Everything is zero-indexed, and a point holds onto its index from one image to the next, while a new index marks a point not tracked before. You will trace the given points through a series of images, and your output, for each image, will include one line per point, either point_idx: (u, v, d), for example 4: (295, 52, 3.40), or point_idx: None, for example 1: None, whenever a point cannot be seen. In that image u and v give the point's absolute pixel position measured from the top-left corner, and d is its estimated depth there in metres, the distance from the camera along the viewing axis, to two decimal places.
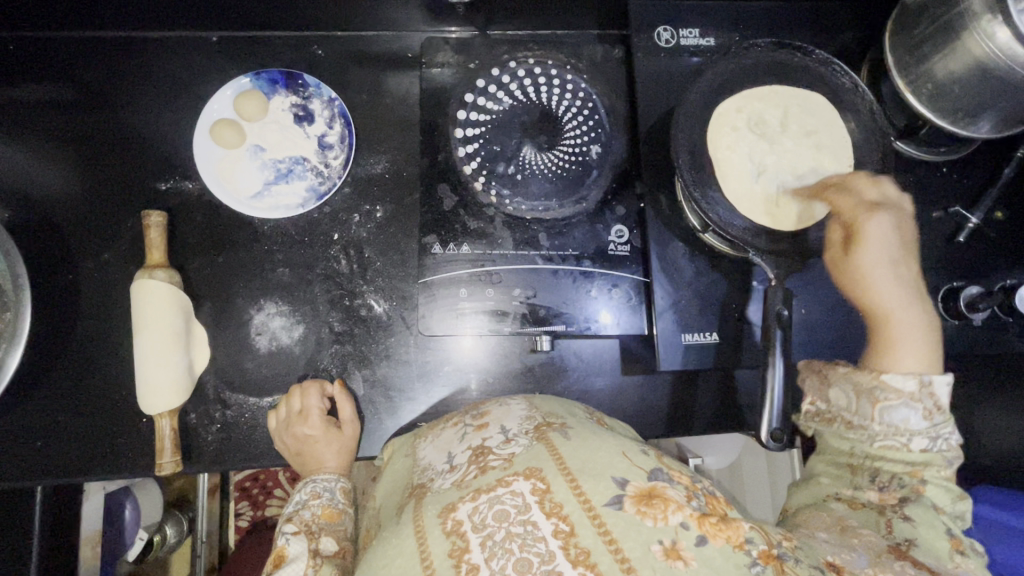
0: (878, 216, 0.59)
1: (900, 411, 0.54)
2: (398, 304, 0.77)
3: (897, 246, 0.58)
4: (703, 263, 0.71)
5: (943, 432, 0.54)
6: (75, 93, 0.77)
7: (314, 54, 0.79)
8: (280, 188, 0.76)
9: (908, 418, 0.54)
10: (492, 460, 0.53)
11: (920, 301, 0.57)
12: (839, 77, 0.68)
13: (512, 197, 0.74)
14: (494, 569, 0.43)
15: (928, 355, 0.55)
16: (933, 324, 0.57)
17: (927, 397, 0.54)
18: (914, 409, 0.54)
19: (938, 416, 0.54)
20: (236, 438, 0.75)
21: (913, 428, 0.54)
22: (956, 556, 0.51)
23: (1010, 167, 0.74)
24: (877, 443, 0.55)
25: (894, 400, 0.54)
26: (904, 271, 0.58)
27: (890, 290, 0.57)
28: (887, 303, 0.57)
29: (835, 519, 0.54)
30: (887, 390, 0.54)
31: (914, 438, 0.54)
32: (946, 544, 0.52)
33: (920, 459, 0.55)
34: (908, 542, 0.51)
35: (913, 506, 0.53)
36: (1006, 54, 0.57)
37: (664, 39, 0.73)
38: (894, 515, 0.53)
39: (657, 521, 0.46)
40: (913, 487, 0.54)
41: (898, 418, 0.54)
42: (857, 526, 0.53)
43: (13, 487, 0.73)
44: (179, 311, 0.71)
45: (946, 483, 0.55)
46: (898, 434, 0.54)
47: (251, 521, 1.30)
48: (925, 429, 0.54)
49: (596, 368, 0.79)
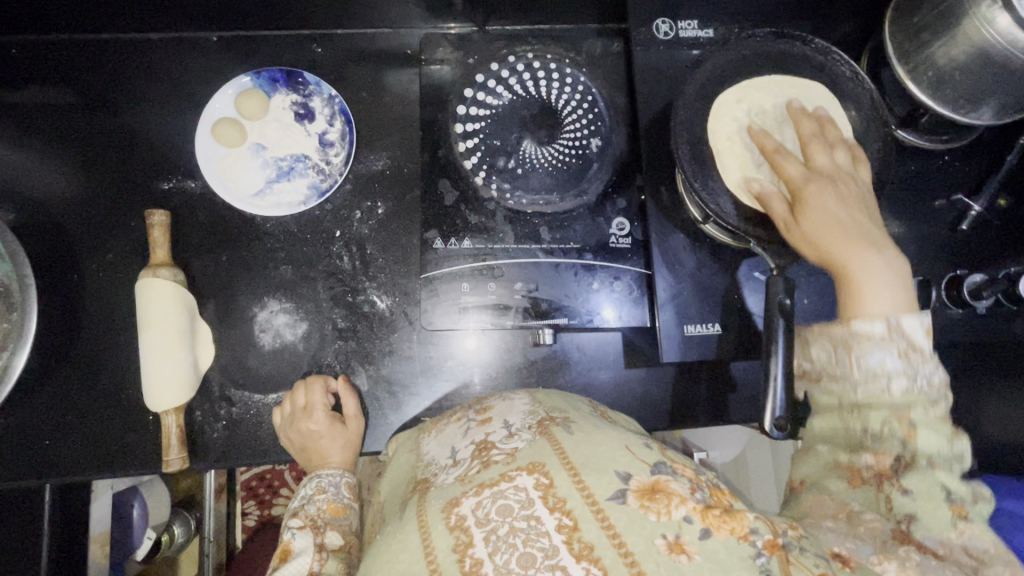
0: (816, 184, 0.57)
1: (874, 354, 0.51)
2: (401, 299, 0.77)
3: (843, 207, 0.57)
4: (705, 254, 0.71)
5: (922, 370, 0.51)
6: (77, 95, 0.77)
7: (314, 53, 0.79)
8: (282, 186, 0.76)
9: (884, 360, 0.51)
10: (496, 455, 0.53)
11: (877, 249, 0.54)
12: (839, 66, 0.67)
13: (512, 191, 0.74)
14: (497, 564, 0.43)
15: (895, 296, 0.52)
16: (895, 265, 0.53)
17: (899, 337, 0.51)
18: (888, 351, 0.51)
19: (914, 355, 0.51)
20: (242, 435, 0.76)
21: (891, 371, 0.51)
22: (959, 523, 0.49)
23: (1012, 155, 0.72)
24: (861, 392, 0.52)
25: (867, 345, 0.51)
26: (855, 226, 0.56)
27: (845, 248, 0.54)
28: (845, 259, 0.54)
29: (839, 505, 0.51)
30: (858, 336, 0.51)
31: (894, 381, 0.51)
32: (949, 513, 0.49)
33: (904, 402, 0.51)
34: (908, 519, 0.49)
35: (910, 476, 0.50)
36: (1006, 40, 0.57)
37: (663, 31, 0.73)
38: (892, 489, 0.50)
39: (660, 515, 0.46)
40: (906, 433, 0.50)
41: (875, 362, 0.51)
42: (860, 510, 0.51)
43: (23, 485, 0.74)
44: (184, 308, 0.72)
45: (936, 423, 0.50)
46: (878, 378, 0.51)
47: (258, 521, 1.32)
48: (902, 369, 0.50)
49: (600, 361, 0.79)
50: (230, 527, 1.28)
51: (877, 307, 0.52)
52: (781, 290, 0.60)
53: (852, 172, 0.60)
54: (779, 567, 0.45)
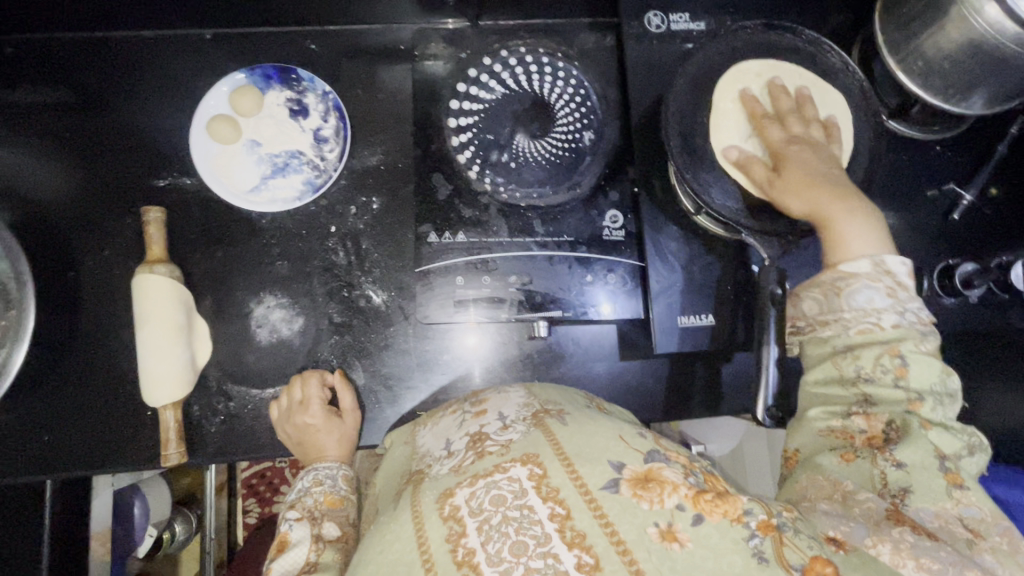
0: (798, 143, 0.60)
1: (863, 292, 0.53)
2: (396, 294, 0.78)
3: (822, 157, 0.60)
4: (698, 246, 0.72)
5: (909, 307, 0.54)
6: (72, 94, 0.78)
7: (308, 49, 0.80)
8: (277, 182, 0.76)
9: (873, 298, 0.53)
10: (490, 446, 0.53)
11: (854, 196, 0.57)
12: (829, 56, 0.68)
13: (507, 184, 0.74)
14: (489, 553, 0.44)
15: (875, 238, 0.55)
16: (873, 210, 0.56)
17: (884, 275, 0.53)
18: (876, 288, 0.53)
19: (900, 292, 0.54)
20: (240, 429, 0.76)
21: (880, 307, 0.53)
22: (953, 492, 0.49)
23: (1003, 145, 0.73)
24: (853, 330, 0.53)
25: (855, 284, 0.53)
26: (836, 176, 0.59)
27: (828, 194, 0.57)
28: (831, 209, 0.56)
29: (835, 485, 0.51)
30: (847, 278, 0.54)
31: (883, 317, 0.53)
32: (943, 482, 0.50)
33: (894, 336, 0.53)
34: (903, 492, 0.49)
35: (903, 449, 0.50)
36: (995, 29, 0.57)
37: (654, 24, 0.73)
38: (886, 463, 0.50)
39: (652, 504, 0.46)
40: (897, 370, 0.52)
41: (863, 300, 0.53)
42: (855, 490, 0.50)
43: (22, 482, 0.74)
44: (181, 304, 0.72)
45: (926, 356, 0.53)
46: (869, 316, 0.53)
47: (259, 517, 1.33)
48: (891, 305, 0.53)
49: (595, 353, 0.80)
50: (231, 524, 1.28)
51: (859, 249, 0.55)
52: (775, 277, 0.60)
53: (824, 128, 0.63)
54: (774, 548, 0.44)
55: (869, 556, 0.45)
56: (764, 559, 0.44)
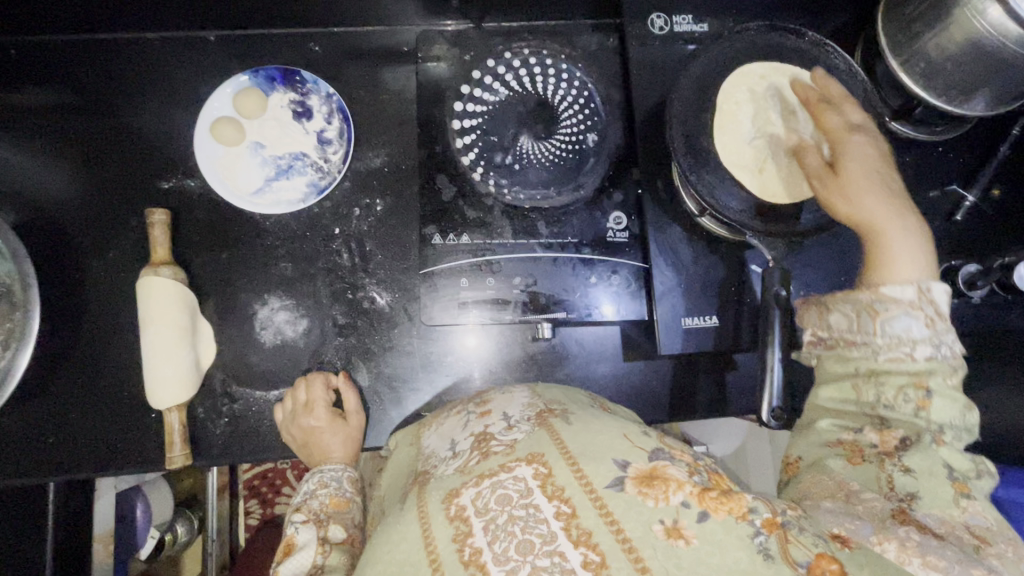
0: (858, 139, 0.59)
1: (901, 320, 0.52)
2: (400, 295, 0.78)
3: (882, 160, 0.59)
4: (701, 247, 0.72)
5: (945, 339, 0.53)
6: (76, 96, 0.78)
7: (312, 51, 0.80)
8: (281, 183, 0.76)
9: (910, 326, 0.52)
10: (495, 446, 0.54)
11: (907, 210, 0.57)
12: (833, 58, 0.68)
13: (510, 186, 0.74)
14: (496, 552, 0.44)
15: (920, 263, 0.54)
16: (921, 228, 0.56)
17: (927, 304, 0.53)
18: (916, 317, 0.52)
19: (940, 324, 0.53)
20: (244, 431, 0.76)
21: (916, 337, 0.52)
22: (961, 500, 0.50)
23: (1005, 145, 0.74)
24: (883, 356, 0.53)
25: (894, 310, 0.53)
26: (891, 183, 0.58)
27: (881, 204, 0.56)
28: (882, 218, 0.56)
29: (838, 485, 0.52)
30: (886, 301, 0.53)
31: (917, 348, 0.52)
32: (951, 490, 0.50)
33: (925, 368, 0.52)
34: (911, 497, 0.49)
35: (912, 455, 0.51)
36: (998, 31, 0.58)
37: (658, 26, 0.74)
38: (894, 468, 0.51)
39: (658, 501, 0.46)
40: (920, 400, 0.52)
41: (900, 328, 0.52)
42: (859, 490, 0.51)
43: (26, 484, 0.74)
44: (185, 306, 0.72)
45: (952, 392, 0.52)
46: (903, 344, 0.52)
47: (261, 519, 1.33)
48: (927, 337, 0.52)
49: (599, 354, 0.80)
50: (233, 525, 1.28)
51: (904, 276, 0.54)
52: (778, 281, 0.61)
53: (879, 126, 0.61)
54: (778, 546, 0.44)
55: (873, 552, 0.45)
56: (769, 556, 0.44)
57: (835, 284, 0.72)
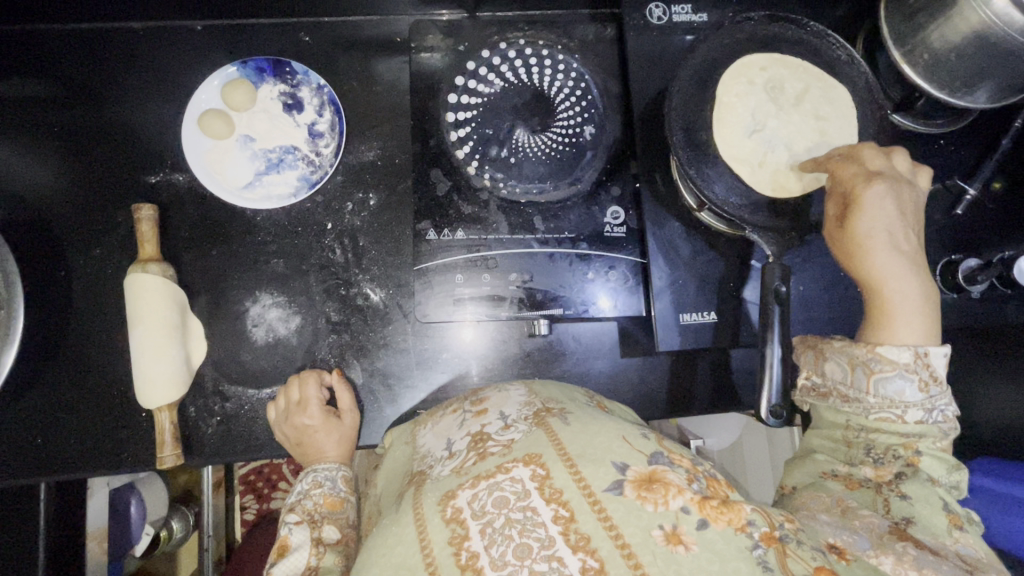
0: (880, 187, 0.56)
1: (896, 382, 0.55)
2: (395, 291, 0.77)
3: (898, 218, 0.56)
4: (700, 243, 0.71)
5: (938, 404, 0.55)
6: (59, 86, 0.76)
7: (301, 41, 0.78)
8: (271, 178, 0.75)
9: (903, 389, 0.55)
10: (491, 446, 0.52)
11: (917, 271, 0.56)
12: (834, 49, 0.67)
13: (506, 179, 0.73)
14: (494, 557, 0.43)
15: (921, 329, 0.55)
16: (930, 287, 0.56)
17: (923, 367, 0.54)
18: (910, 381, 0.54)
19: (934, 388, 0.55)
20: (237, 429, 0.75)
21: (908, 400, 0.55)
22: (954, 531, 0.51)
23: (1008, 137, 0.73)
24: (872, 415, 0.56)
25: (889, 372, 0.54)
26: (902, 242, 0.56)
27: (886, 268, 0.56)
28: (882, 281, 0.56)
29: (835, 501, 0.54)
30: (882, 362, 0.55)
31: (909, 411, 0.55)
32: (945, 520, 0.52)
33: (915, 432, 0.55)
34: (907, 520, 0.51)
35: (910, 483, 0.54)
36: (1003, 21, 0.56)
37: (656, 15, 0.72)
38: (890, 493, 0.54)
39: (657, 505, 0.46)
40: (909, 459, 0.55)
41: (893, 390, 0.55)
42: (857, 506, 0.53)
43: (16, 485, 0.73)
44: (174, 303, 0.71)
45: (941, 453, 0.56)
46: (893, 406, 0.55)
47: (257, 514, 1.32)
48: (920, 401, 0.55)
49: (596, 351, 0.79)
50: (230, 520, 1.27)
51: (900, 336, 0.55)
52: (778, 276, 0.59)
53: (906, 174, 0.58)
54: (777, 559, 0.44)
55: (870, 564, 0.47)
56: (768, 568, 0.44)
57: (833, 281, 0.72)
